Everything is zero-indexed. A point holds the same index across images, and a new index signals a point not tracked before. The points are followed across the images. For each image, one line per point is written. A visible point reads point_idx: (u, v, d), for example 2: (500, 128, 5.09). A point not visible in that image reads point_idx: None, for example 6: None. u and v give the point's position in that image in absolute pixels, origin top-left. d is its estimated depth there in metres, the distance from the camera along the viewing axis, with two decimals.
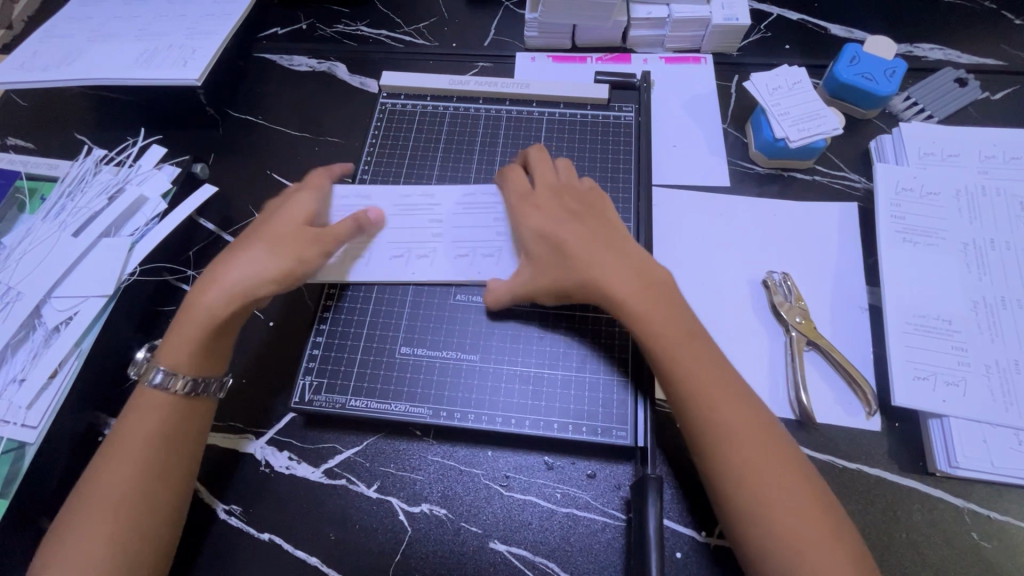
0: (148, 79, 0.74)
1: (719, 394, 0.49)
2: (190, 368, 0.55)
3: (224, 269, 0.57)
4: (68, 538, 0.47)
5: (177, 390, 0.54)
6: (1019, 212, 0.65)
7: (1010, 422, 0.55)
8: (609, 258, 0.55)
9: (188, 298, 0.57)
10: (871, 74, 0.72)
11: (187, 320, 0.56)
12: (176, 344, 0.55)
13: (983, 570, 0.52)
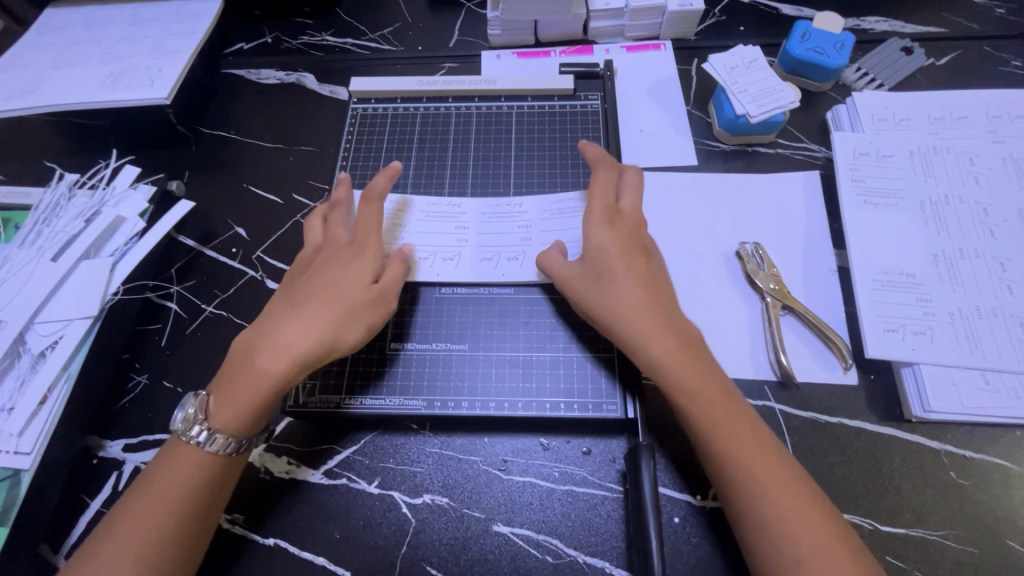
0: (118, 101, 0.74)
1: (722, 423, 0.50)
2: (241, 430, 0.52)
3: (306, 315, 0.54)
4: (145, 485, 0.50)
5: (212, 450, 0.51)
6: (969, 168, 0.69)
7: (976, 364, 0.58)
8: (624, 287, 0.55)
9: (262, 353, 0.53)
10: (822, 48, 0.76)
11: (260, 379, 0.52)
12: (231, 414, 0.51)
13: (963, 506, 0.55)
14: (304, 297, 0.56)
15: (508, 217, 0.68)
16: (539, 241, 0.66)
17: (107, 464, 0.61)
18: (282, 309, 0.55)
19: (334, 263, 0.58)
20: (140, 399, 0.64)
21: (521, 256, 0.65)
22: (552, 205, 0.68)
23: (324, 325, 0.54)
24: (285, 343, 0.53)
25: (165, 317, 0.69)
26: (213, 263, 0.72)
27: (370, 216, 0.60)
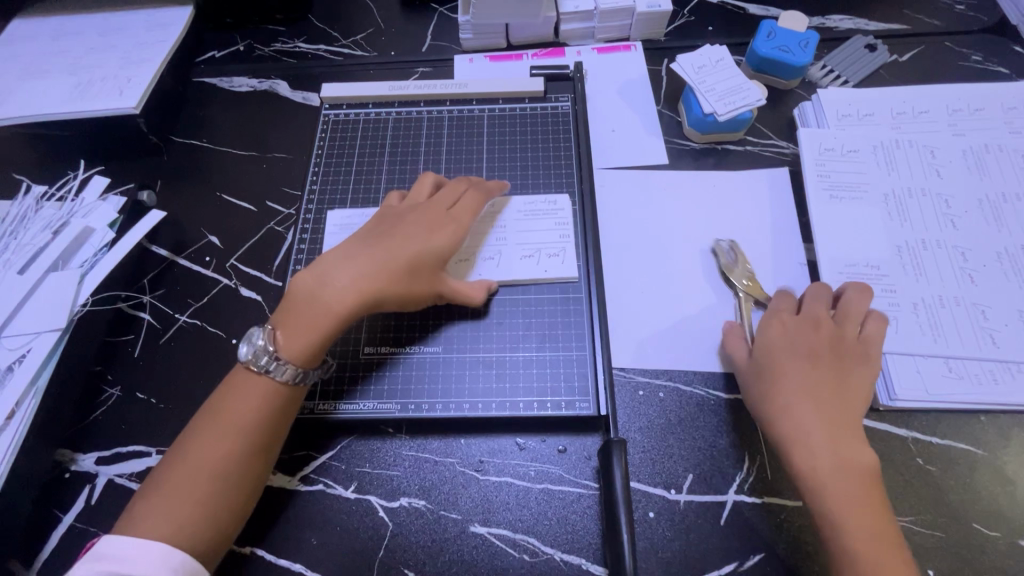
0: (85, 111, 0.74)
1: (854, 493, 0.50)
2: (307, 360, 0.54)
3: (376, 262, 0.57)
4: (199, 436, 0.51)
5: (282, 378, 0.52)
6: (931, 161, 0.70)
7: (940, 352, 0.59)
8: (801, 409, 0.54)
9: (333, 289, 0.55)
10: (787, 47, 0.77)
11: (328, 315, 0.54)
12: (300, 345, 0.53)
13: (930, 492, 0.56)
14: (381, 245, 0.58)
15: (483, 218, 0.68)
16: (513, 242, 0.67)
17: (79, 478, 0.60)
18: (364, 251, 0.58)
19: (415, 224, 0.60)
20: (113, 411, 0.64)
21: (495, 257, 0.66)
22: (524, 208, 0.69)
23: (396, 276, 0.57)
24: (360, 284, 0.55)
25: (138, 327, 0.68)
26: (187, 272, 0.72)
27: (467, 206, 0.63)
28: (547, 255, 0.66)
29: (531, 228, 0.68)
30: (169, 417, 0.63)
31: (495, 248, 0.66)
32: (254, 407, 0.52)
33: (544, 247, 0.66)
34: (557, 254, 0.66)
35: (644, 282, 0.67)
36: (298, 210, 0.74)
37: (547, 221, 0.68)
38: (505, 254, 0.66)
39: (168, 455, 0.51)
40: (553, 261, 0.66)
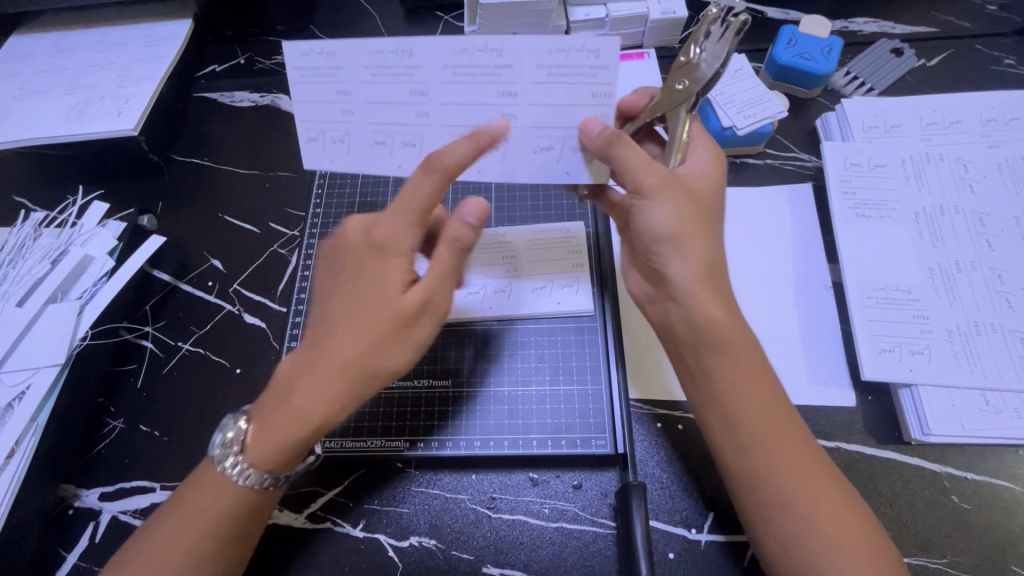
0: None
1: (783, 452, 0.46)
2: (279, 467, 0.47)
3: (345, 338, 0.46)
4: (180, 509, 0.48)
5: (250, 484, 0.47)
6: (963, 176, 0.67)
7: (976, 384, 0.56)
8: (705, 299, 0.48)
9: (304, 384, 0.46)
10: (808, 54, 0.73)
11: (295, 419, 0.46)
12: (263, 458, 0.46)
13: (967, 531, 0.53)
14: (346, 308, 0.47)
15: (486, 83, 0.48)
16: (527, 126, 0.50)
17: (83, 514, 0.59)
18: (330, 328, 0.47)
19: (367, 253, 0.48)
20: (116, 444, 0.62)
21: (503, 146, 0.51)
22: (545, 60, 0.47)
23: (377, 343, 0.47)
24: (336, 369, 0.46)
25: (141, 356, 0.66)
26: (189, 298, 0.70)
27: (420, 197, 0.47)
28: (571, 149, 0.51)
29: (552, 98, 0.49)
30: (172, 451, 0.62)
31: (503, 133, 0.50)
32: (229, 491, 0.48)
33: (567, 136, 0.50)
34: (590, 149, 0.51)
35: None
36: (302, 232, 0.72)
37: (580, 93, 0.48)
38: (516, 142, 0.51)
39: (151, 526, 0.48)
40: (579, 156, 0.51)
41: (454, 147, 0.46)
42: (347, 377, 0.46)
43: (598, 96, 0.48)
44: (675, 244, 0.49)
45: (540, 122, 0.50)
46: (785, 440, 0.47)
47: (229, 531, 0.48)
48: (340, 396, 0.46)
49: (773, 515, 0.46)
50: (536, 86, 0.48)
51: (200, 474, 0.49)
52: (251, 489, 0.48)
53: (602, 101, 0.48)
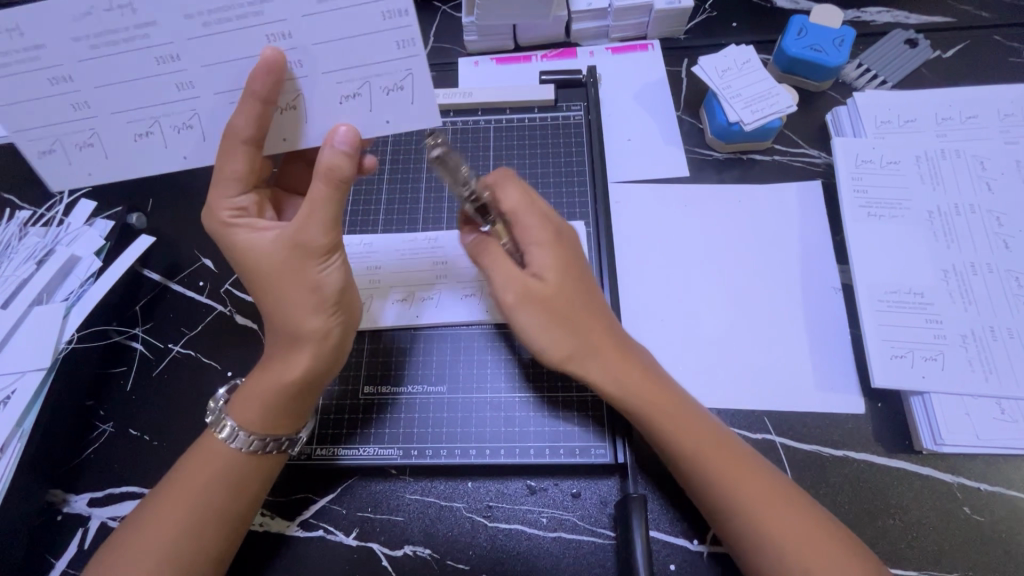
0: (96, 94, 0.44)
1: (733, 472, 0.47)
2: (273, 425, 0.49)
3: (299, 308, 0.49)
4: (170, 489, 0.48)
5: (243, 445, 0.49)
6: (980, 173, 0.64)
7: (991, 391, 0.54)
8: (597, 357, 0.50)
9: (281, 354, 0.49)
10: (820, 46, 0.70)
11: (277, 380, 0.49)
12: (254, 420, 0.49)
13: (981, 545, 0.51)
14: (279, 295, 0.48)
15: (252, 28, 0.42)
16: (319, 75, 0.44)
17: (71, 521, 0.58)
18: (280, 313, 0.49)
19: (275, 255, 0.48)
20: (105, 449, 0.61)
21: (301, 105, 0.45)
22: (314, 6, 0.41)
23: (323, 306, 0.49)
24: (304, 338, 0.49)
25: (130, 358, 0.65)
26: (181, 298, 0.68)
27: (237, 173, 0.47)
28: (382, 91, 0.45)
29: (340, 34, 0.42)
30: (162, 456, 0.60)
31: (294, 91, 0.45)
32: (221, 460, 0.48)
33: (376, 75, 0.44)
34: (402, 87, 0.45)
35: (663, 309, 0.62)
36: None
37: (381, 39, 0.43)
38: (312, 97, 0.45)
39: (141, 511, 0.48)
40: (396, 98, 0.45)
41: (236, 116, 0.44)
42: (319, 333, 0.49)
43: (405, 45, 0.43)
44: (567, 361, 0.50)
45: (333, 68, 0.44)
46: (726, 459, 0.48)
47: (217, 506, 0.47)
48: (319, 355, 0.49)
49: (754, 542, 0.45)
50: (307, 28, 0.42)
51: (192, 449, 0.50)
52: (244, 454, 0.49)
53: (408, 48, 0.43)
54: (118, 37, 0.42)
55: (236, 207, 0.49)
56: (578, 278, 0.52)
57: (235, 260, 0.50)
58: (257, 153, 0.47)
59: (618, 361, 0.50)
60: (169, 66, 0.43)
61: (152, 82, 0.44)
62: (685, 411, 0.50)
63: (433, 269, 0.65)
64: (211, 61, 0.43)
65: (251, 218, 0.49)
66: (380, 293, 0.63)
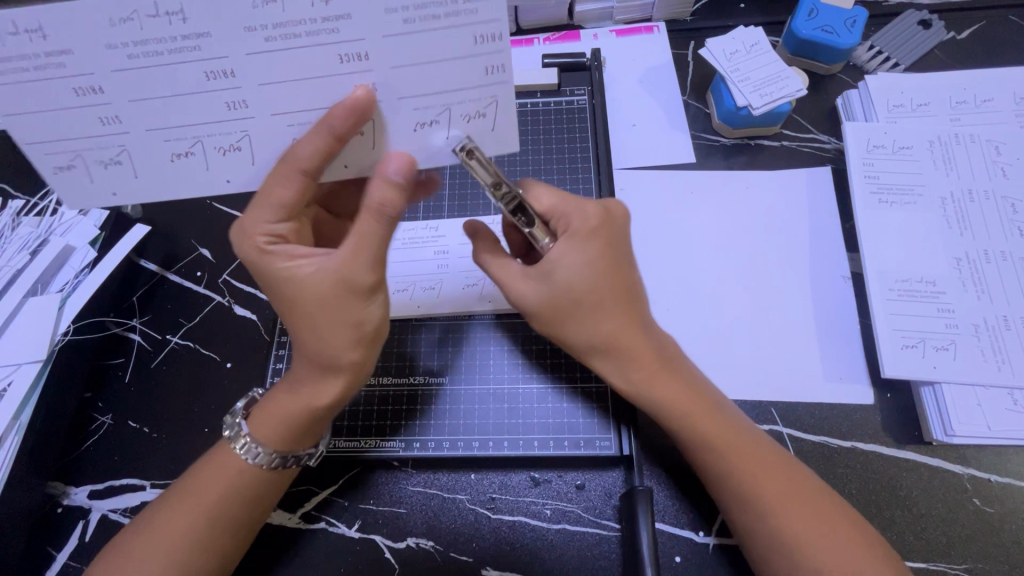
0: (129, 109, 0.39)
1: (766, 474, 0.46)
2: (293, 443, 0.48)
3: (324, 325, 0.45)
4: (178, 495, 0.47)
5: (260, 463, 0.48)
6: (995, 158, 0.62)
7: (1004, 382, 0.53)
8: (626, 344, 0.49)
9: (310, 369, 0.47)
10: (831, 26, 0.68)
11: (306, 400, 0.47)
12: (274, 439, 0.47)
13: (989, 536, 0.51)
14: (313, 325, 0.45)
15: (325, 47, 0.37)
16: (395, 100, 0.40)
17: (72, 513, 0.57)
18: (312, 341, 0.46)
19: (317, 286, 0.44)
20: (105, 441, 0.60)
21: (371, 129, 0.41)
22: (398, 25, 0.36)
23: (361, 342, 0.46)
24: (339, 369, 0.46)
25: (128, 350, 0.64)
26: (178, 289, 0.67)
27: (282, 201, 0.44)
28: (462, 118, 0.41)
29: (426, 61, 0.38)
30: (161, 448, 0.59)
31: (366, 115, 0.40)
32: (234, 474, 0.47)
33: (456, 103, 0.40)
34: (484, 114, 0.41)
35: (670, 298, 0.61)
36: None
37: (466, 65, 0.38)
38: (384, 122, 0.41)
39: (145, 516, 0.47)
40: (476, 126, 0.41)
41: (303, 142, 0.40)
42: (350, 356, 0.46)
43: (493, 71, 0.39)
44: (598, 351, 0.49)
45: (411, 92, 0.39)
46: (758, 459, 0.47)
47: (228, 517, 0.47)
48: (351, 376, 0.47)
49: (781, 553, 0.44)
50: (389, 50, 0.37)
51: (203, 460, 0.49)
52: (264, 471, 0.48)
53: (496, 74, 0.39)
54: (162, 46, 0.36)
55: (272, 233, 0.46)
56: (615, 268, 0.48)
57: (272, 291, 0.47)
58: (312, 183, 0.43)
59: (633, 357, 0.49)
60: (222, 84, 0.38)
61: (203, 100, 0.39)
62: (701, 405, 0.49)
63: (434, 259, 0.64)
64: (272, 80, 0.38)
65: (288, 245, 0.46)
66: None
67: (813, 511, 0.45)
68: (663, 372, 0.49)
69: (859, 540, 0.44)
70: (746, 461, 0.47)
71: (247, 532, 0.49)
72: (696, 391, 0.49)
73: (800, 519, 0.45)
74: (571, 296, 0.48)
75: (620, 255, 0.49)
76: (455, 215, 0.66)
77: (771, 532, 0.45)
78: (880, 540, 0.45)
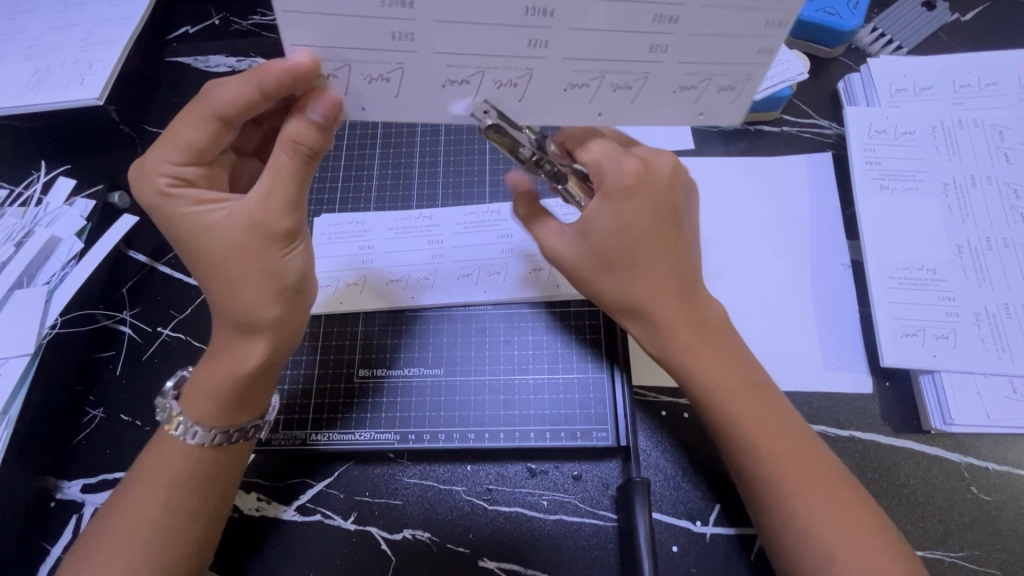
0: (428, 30, 0.37)
1: (798, 454, 0.45)
2: (229, 416, 0.47)
3: (237, 287, 0.45)
4: (134, 482, 0.46)
5: (198, 440, 0.47)
6: (998, 143, 0.61)
7: (1004, 370, 0.53)
8: (669, 307, 0.47)
9: (229, 334, 0.47)
10: (833, 8, 0.66)
11: (232, 363, 0.46)
12: (207, 412, 0.46)
13: (986, 524, 0.51)
14: (225, 278, 0.45)
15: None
16: (560, 59, 0.39)
17: (65, 507, 0.57)
18: (233, 300, 0.45)
19: (233, 237, 0.44)
20: (97, 434, 0.59)
21: (524, 83, 0.41)
22: (714, 0, 0.37)
23: (283, 295, 0.46)
24: (262, 327, 0.46)
25: (118, 343, 0.63)
26: (168, 280, 0.66)
27: (191, 142, 0.43)
28: (716, 89, 0.42)
29: (614, 31, 0.38)
30: None
31: (397, 61, 0.38)
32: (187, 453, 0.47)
33: (719, 74, 0.41)
34: (734, 87, 0.42)
35: None
36: None
37: (735, 45, 0.39)
38: (655, 80, 0.41)
39: (106, 507, 0.47)
40: (722, 97, 0.43)
41: (222, 89, 0.42)
42: (268, 312, 0.46)
43: (763, 52, 0.40)
44: (636, 312, 0.48)
45: (693, 58, 0.40)
46: (796, 433, 0.46)
47: (186, 503, 0.46)
48: (278, 337, 0.47)
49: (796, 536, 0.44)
50: (698, 17, 0.37)
51: (155, 438, 0.48)
52: (208, 448, 0.47)
53: (764, 56, 0.40)
54: None
55: (174, 176, 0.44)
56: (651, 230, 0.47)
57: (178, 241, 0.45)
58: (223, 129, 0.44)
59: (671, 322, 0.48)
60: (536, 22, 0.37)
61: (372, 32, 0.37)
62: (744, 376, 0.48)
63: (428, 249, 0.63)
64: (581, 26, 0.37)
65: (194, 190, 0.44)
66: (372, 272, 0.62)
67: (836, 495, 0.44)
68: (701, 344, 0.48)
69: (871, 524, 0.44)
70: (771, 436, 0.46)
71: (204, 522, 0.47)
72: (734, 356, 0.48)
73: (826, 501, 0.44)
74: (605, 258, 0.48)
75: (660, 217, 0.47)
76: (449, 203, 0.65)
77: (797, 509, 0.44)
78: (889, 526, 0.45)
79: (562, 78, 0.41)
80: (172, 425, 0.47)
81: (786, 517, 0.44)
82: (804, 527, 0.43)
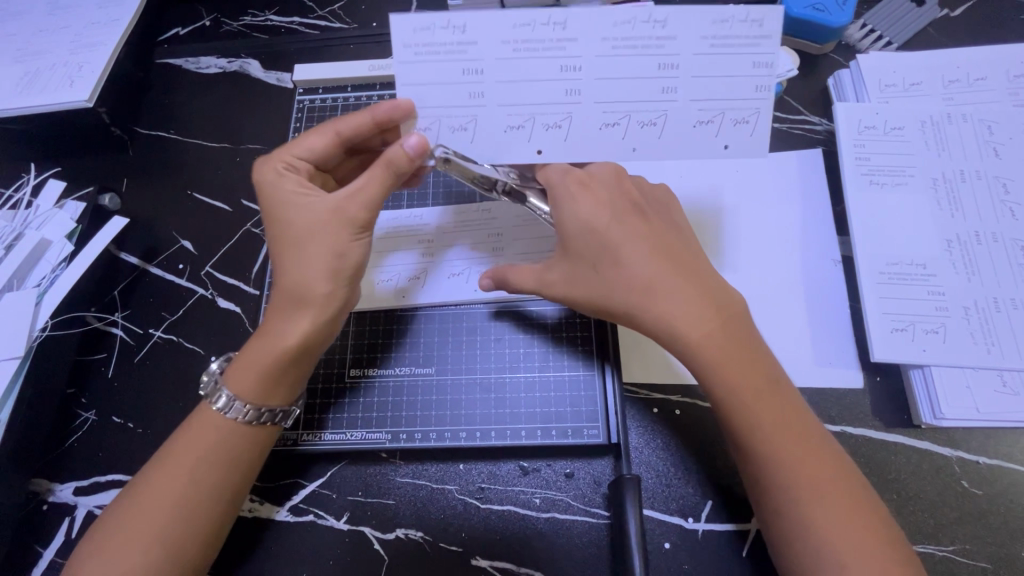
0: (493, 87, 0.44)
1: (808, 447, 0.44)
2: (269, 394, 0.47)
3: (301, 262, 0.47)
4: (151, 472, 0.46)
5: (241, 417, 0.47)
6: (987, 138, 0.62)
7: (993, 364, 0.53)
8: (671, 292, 0.46)
9: (285, 319, 0.47)
10: (823, 5, 0.66)
11: (279, 341, 0.47)
12: (253, 388, 0.47)
13: (976, 518, 0.51)
14: (301, 255, 0.47)
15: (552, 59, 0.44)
16: (593, 103, 0.45)
17: (57, 510, 0.57)
18: (296, 273, 0.47)
19: (314, 218, 0.48)
20: (89, 436, 0.59)
21: (567, 125, 0.46)
22: (704, 47, 0.44)
23: (340, 276, 0.48)
24: (313, 307, 0.47)
25: (111, 345, 0.63)
26: (160, 282, 0.66)
27: (311, 147, 0.51)
28: (732, 122, 0.45)
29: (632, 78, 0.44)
30: (146, 443, 0.59)
31: (471, 113, 0.45)
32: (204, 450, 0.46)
33: (731, 108, 0.45)
34: (746, 120, 0.45)
35: None
36: None
37: (730, 82, 0.45)
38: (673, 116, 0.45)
39: (121, 493, 0.47)
40: (739, 130, 0.46)
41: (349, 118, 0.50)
42: (325, 291, 0.47)
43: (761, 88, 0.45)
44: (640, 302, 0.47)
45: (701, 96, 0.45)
46: (803, 427, 0.45)
47: (194, 500, 0.45)
48: (326, 325, 0.48)
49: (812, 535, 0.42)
50: (696, 63, 0.44)
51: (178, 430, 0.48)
52: (232, 436, 0.47)
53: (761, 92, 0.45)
54: (539, 45, 0.44)
55: (289, 166, 0.51)
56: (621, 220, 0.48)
57: (270, 214, 0.49)
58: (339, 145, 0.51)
59: (678, 310, 0.46)
60: (570, 76, 0.44)
61: (451, 89, 0.44)
62: (754, 369, 0.46)
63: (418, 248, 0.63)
64: (610, 75, 0.44)
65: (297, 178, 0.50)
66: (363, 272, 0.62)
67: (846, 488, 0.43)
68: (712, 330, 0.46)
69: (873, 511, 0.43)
70: (787, 424, 0.45)
71: (210, 523, 0.46)
72: (741, 348, 0.46)
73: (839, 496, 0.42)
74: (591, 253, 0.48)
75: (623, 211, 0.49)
76: (440, 202, 0.65)
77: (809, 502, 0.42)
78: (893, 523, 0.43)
79: (597, 118, 0.45)
80: (209, 401, 0.48)
81: (802, 510, 0.43)
82: (815, 518, 0.42)
